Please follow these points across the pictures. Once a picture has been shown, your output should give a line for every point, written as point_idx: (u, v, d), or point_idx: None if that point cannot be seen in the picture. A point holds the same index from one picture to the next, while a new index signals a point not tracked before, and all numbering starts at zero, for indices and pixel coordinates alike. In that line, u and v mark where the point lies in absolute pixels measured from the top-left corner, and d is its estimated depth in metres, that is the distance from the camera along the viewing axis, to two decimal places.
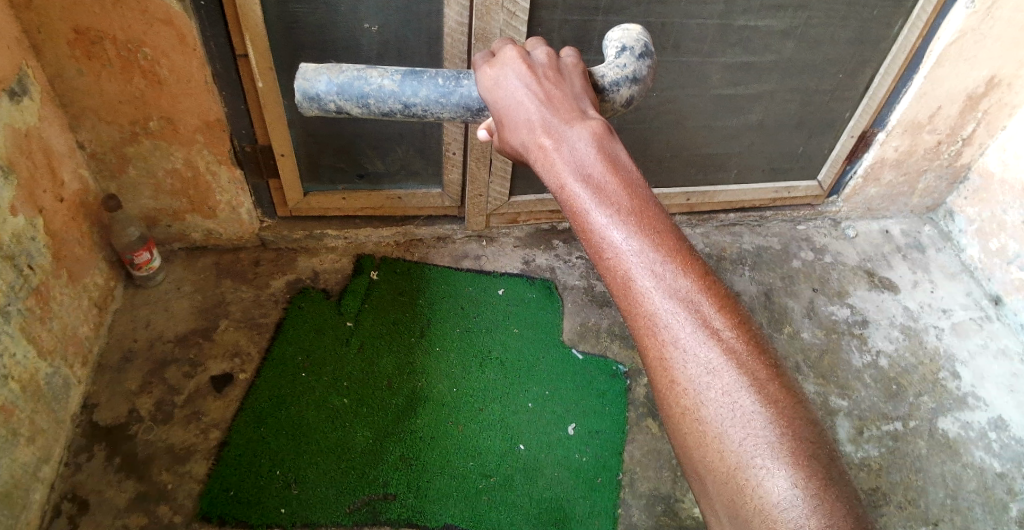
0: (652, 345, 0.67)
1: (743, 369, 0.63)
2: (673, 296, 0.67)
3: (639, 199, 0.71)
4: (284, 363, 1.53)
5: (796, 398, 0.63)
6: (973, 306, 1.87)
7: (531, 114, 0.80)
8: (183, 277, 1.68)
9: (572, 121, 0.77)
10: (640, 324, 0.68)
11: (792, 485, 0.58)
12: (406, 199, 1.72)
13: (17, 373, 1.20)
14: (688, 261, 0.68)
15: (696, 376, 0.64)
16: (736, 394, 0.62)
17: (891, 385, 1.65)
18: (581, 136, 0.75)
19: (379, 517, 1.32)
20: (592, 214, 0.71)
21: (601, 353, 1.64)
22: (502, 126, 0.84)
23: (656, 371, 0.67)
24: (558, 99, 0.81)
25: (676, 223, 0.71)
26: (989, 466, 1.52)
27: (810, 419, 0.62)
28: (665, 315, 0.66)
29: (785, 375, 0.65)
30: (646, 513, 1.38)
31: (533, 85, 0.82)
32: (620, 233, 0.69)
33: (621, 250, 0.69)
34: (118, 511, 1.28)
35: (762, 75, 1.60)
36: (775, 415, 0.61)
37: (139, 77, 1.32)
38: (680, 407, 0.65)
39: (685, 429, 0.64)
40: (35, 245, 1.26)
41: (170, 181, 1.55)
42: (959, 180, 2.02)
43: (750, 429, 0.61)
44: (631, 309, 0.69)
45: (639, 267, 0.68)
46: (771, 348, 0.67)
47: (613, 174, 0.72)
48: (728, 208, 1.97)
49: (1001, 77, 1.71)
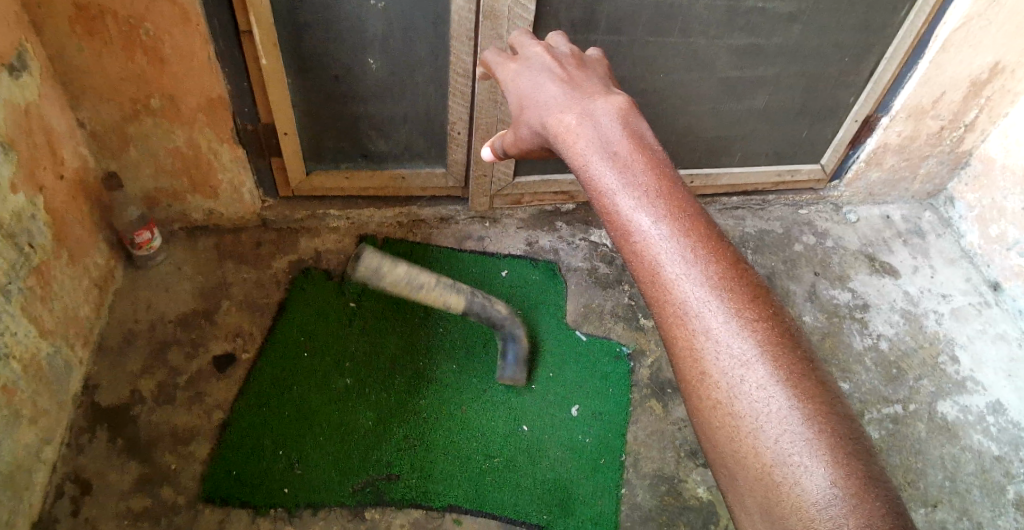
0: (681, 335, 0.68)
1: (776, 361, 0.63)
2: (704, 285, 0.67)
3: (664, 180, 0.73)
4: (288, 344, 1.53)
5: (828, 390, 0.63)
6: (972, 291, 1.88)
7: (558, 97, 0.86)
8: (183, 258, 1.66)
9: (596, 97, 0.84)
10: (670, 313, 0.69)
11: (831, 484, 0.58)
12: (409, 179, 1.71)
13: (18, 353, 1.19)
14: (717, 249, 0.69)
15: (728, 369, 0.65)
16: (770, 387, 0.62)
17: (891, 369, 1.66)
18: (606, 113, 0.81)
19: (383, 497, 1.33)
20: (618, 197, 0.73)
21: (604, 335, 1.65)
22: (527, 110, 0.89)
23: (685, 361, 0.68)
24: (580, 82, 0.88)
25: (702, 207, 0.73)
26: (987, 449, 1.54)
27: (841, 411, 0.62)
28: (695, 304, 0.67)
29: (814, 366, 0.65)
30: (650, 493, 1.40)
31: (560, 73, 0.91)
32: (647, 217, 0.71)
33: (649, 235, 0.70)
34: (122, 492, 1.28)
35: (768, 58, 1.58)
36: (809, 407, 0.61)
37: (141, 54, 1.30)
38: (712, 401, 0.65)
39: (716, 422, 0.65)
40: (35, 225, 1.25)
41: (171, 161, 1.53)
42: (961, 165, 2.02)
43: (785, 424, 0.61)
44: (659, 297, 0.70)
45: (669, 252, 0.69)
46: (801, 339, 0.67)
47: (638, 154, 0.75)
48: (731, 191, 1.97)
49: (1005, 63, 1.70)
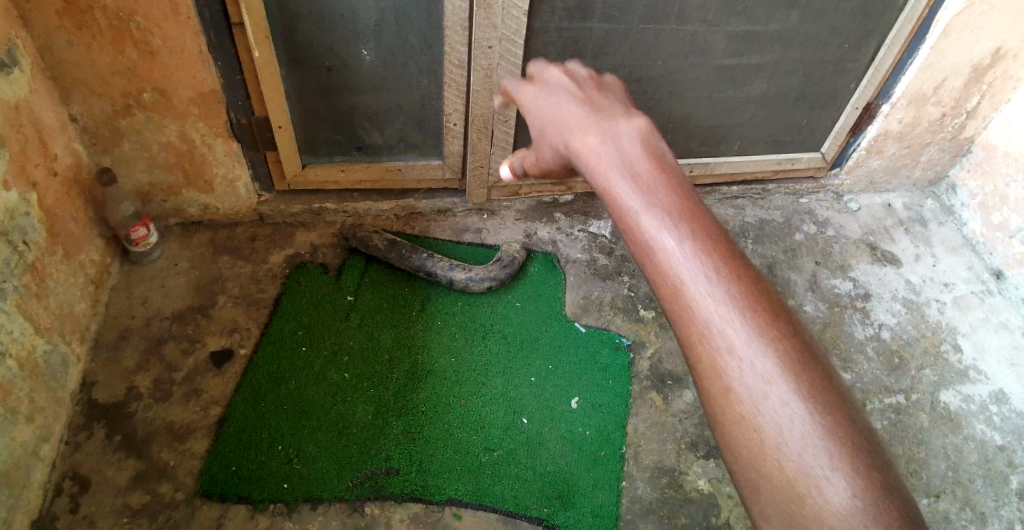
0: (705, 352, 0.67)
1: (797, 377, 0.64)
2: (727, 303, 0.67)
3: (685, 199, 0.73)
4: (283, 338, 1.52)
5: (846, 403, 0.65)
6: (975, 279, 1.86)
7: (578, 117, 0.84)
8: (179, 253, 1.65)
9: (618, 118, 0.83)
10: (692, 331, 0.69)
11: (854, 496, 0.59)
12: (406, 171, 1.70)
13: (14, 351, 1.18)
14: (739, 267, 0.70)
15: (752, 385, 0.65)
16: (793, 404, 0.63)
17: (893, 358, 1.65)
18: (628, 133, 0.80)
19: (382, 491, 1.32)
20: (639, 216, 0.73)
21: (604, 326, 1.64)
22: (547, 129, 0.87)
23: (707, 379, 0.68)
24: (601, 102, 0.87)
25: (722, 225, 0.73)
26: (989, 439, 1.53)
27: (858, 424, 0.63)
28: (719, 322, 0.67)
29: (831, 380, 0.66)
30: (651, 486, 1.39)
31: (579, 92, 0.90)
32: (670, 236, 0.71)
33: (672, 253, 0.70)
34: (119, 489, 1.27)
35: (767, 44, 1.56)
36: (828, 421, 0.62)
37: (131, 48, 1.28)
38: (735, 416, 0.65)
39: (738, 437, 0.65)
40: (29, 222, 1.24)
41: (164, 155, 1.52)
42: (963, 152, 2.00)
43: (808, 438, 0.62)
44: (681, 315, 0.69)
45: (693, 272, 0.69)
46: (818, 352, 0.68)
47: (659, 173, 0.75)
48: (731, 180, 1.95)
49: (1007, 48, 1.68)
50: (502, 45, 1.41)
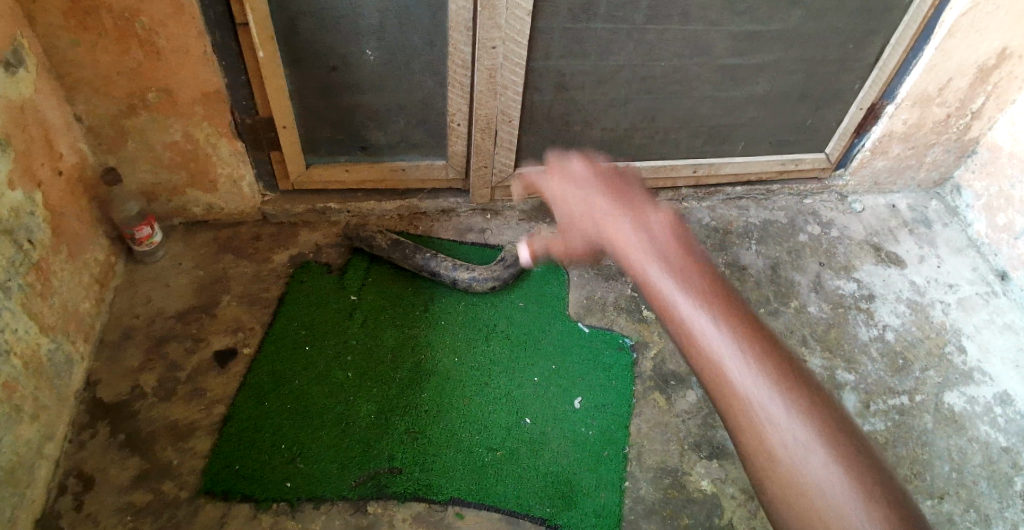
0: (749, 422, 0.77)
1: (829, 442, 0.74)
2: (763, 379, 0.78)
3: (715, 283, 0.83)
4: (286, 337, 1.53)
5: (873, 462, 0.74)
6: (979, 280, 1.86)
7: (605, 203, 0.92)
8: (184, 253, 1.65)
9: (642, 204, 0.92)
10: (735, 404, 0.78)
11: None
12: (409, 171, 1.70)
13: (19, 349, 1.19)
14: (767, 343, 0.80)
15: (794, 451, 0.74)
16: (831, 467, 0.73)
17: (897, 360, 1.65)
18: (654, 220, 0.89)
19: (385, 490, 1.32)
20: (677, 300, 0.82)
21: (607, 327, 1.64)
22: (575, 213, 0.94)
23: (752, 446, 0.76)
24: (622, 186, 0.96)
25: (747, 306, 0.83)
26: (994, 441, 1.53)
27: (886, 479, 0.73)
28: (758, 396, 0.77)
29: (857, 441, 0.76)
30: (654, 487, 1.38)
31: (600, 174, 0.98)
32: (707, 320, 0.80)
33: (711, 336, 0.80)
34: (123, 487, 1.28)
35: (770, 44, 1.56)
36: (862, 481, 0.72)
37: (136, 48, 1.29)
38: (781, 479, 0.74)
39: (785, 499, 0.73)
40: (34, 220, 1.24)
41: (168, 155, 1.52)
42: (967, 153, 1.99)
43: (848, 497, 0.71)
44: (724, 390, 0.79)
45: (730, 352, 0.79)
46: (842, 416, 0.78)
47: (689, 260, 0.85)
48: (735, 181, 1.95)
49: (1012, 49, 1.68)
50: (505, 45, 1.42)
